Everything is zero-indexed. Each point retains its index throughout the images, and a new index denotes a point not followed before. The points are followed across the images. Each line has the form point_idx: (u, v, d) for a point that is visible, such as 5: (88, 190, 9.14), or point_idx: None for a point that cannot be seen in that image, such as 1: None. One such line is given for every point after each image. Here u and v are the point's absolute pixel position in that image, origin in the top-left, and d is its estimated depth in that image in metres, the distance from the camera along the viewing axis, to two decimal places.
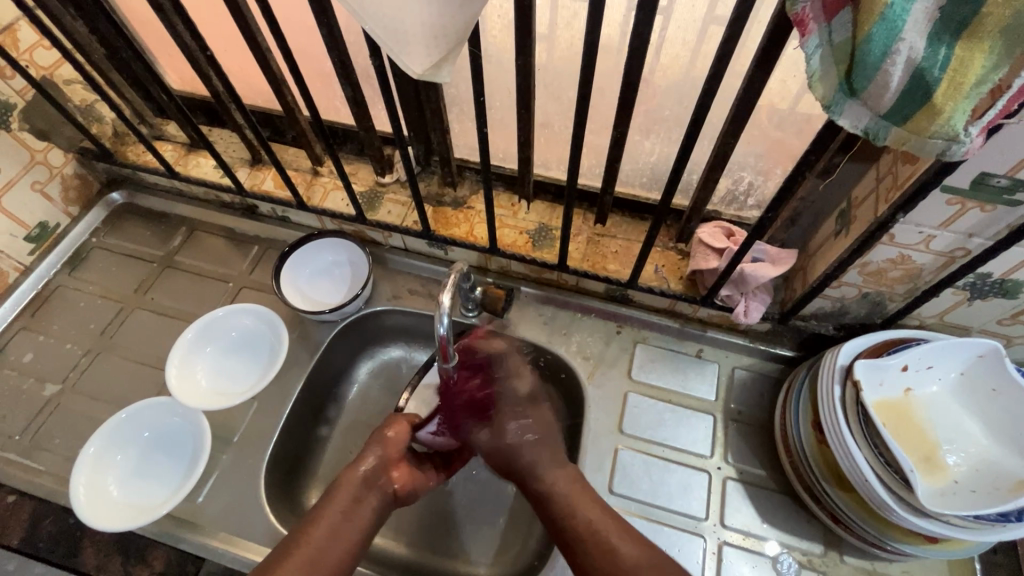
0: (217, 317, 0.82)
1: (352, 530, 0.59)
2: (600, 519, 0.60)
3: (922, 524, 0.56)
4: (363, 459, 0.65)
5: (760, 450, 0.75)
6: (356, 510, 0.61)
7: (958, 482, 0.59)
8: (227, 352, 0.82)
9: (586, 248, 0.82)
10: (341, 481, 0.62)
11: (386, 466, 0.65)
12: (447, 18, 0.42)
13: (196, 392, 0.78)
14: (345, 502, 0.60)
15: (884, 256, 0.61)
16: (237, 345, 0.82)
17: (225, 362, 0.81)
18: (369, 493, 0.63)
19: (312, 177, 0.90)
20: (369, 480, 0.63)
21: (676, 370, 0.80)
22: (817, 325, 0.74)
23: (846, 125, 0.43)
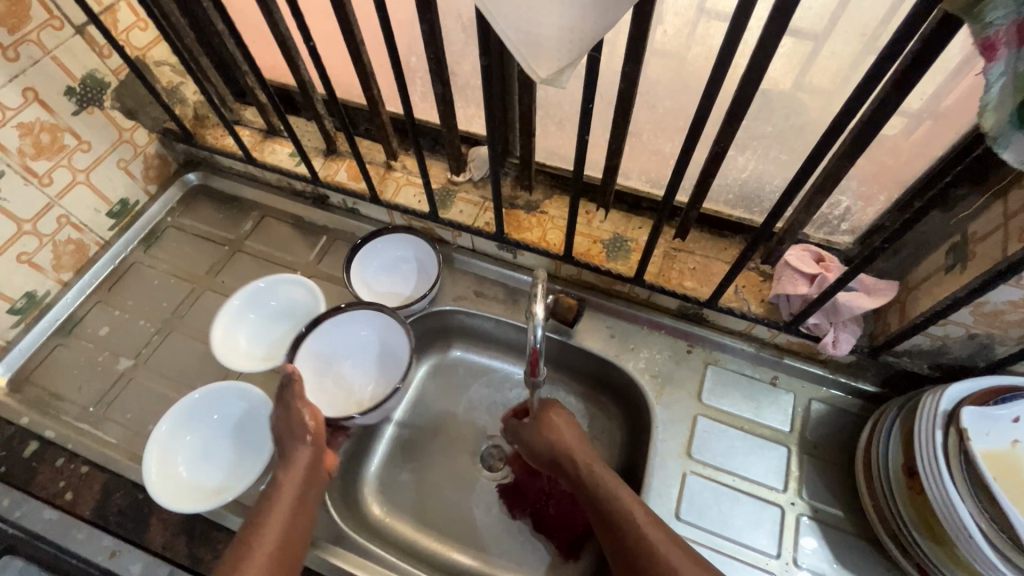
0: (258, 289, 0.82)
1: (302, 523, 0.63)
2: (662, 542, 0.58)
3: None
4: (295, 455, 0.66)
5: (837, 488, 0.71)
6: (300, 510, 0.63)
7: None
8: (269, 323, 0.82)
9: (662, 262, 0.80)
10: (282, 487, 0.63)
11: (319, 459, 0.67)
12: (583, 22, 0.40)
13: (239, 358, 0.78)
14: (292, 500, 0.63)
15: (1005, 298, 0.56)
16: (278, 315, 0.83)
17: (268, 331, 0.82)
18: (311, 487, 0.65)
19: (385, 171, 0.90)
20: (304, 479, 0.65)
21: (748, 397, 0.77)
22: (909, 363, 0.70)
23: (1010, 160, 0.39)
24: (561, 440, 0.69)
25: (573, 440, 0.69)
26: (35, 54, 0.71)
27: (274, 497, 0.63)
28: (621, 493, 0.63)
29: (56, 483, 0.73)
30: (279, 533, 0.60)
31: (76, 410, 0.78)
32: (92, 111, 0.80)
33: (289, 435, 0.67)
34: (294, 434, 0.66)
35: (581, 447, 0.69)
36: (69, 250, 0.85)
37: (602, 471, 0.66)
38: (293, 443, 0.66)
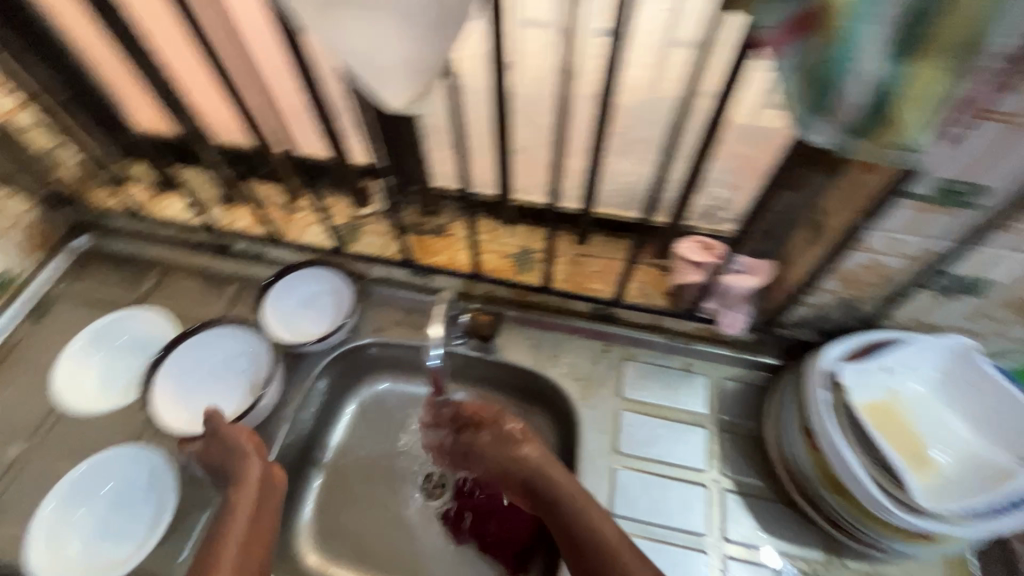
0: (101, 325, 0.81)
1: (261, 536, 0.61)
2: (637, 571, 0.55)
3: (920, 522, 0.57)
4: (249, 466, 0.64)
5: (755, 460, 0.75)
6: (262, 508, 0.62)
7: (948, 479, 0.60)
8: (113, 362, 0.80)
9: (569, 269, 0.84)
10: (234, 505, 0.61)
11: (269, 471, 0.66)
12: (425, 52, 0.42)
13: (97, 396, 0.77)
14: (248, 517, 0.61)
15: (857, 261, 0.63)
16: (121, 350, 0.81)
17: (116, 365, 0.80)
18: (267, 502, 0.63)
19: (289, 213, 0.89)
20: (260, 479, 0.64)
21: (666, 386, 0.81)
22: (799, 332, 0.76)
23: (814, 141, 0.45)
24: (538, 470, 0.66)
25: (548, 465, 0.66)
26: None
27: (229, 518, 0.61)
28: (599, 517, 0.60)
29: None
30: (245, 526, 0.61)
31: None
32: None
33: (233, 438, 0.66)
34: (235, 449, 0.65)
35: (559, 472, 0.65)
36: None
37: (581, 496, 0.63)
38: (242, 459, 0.64)
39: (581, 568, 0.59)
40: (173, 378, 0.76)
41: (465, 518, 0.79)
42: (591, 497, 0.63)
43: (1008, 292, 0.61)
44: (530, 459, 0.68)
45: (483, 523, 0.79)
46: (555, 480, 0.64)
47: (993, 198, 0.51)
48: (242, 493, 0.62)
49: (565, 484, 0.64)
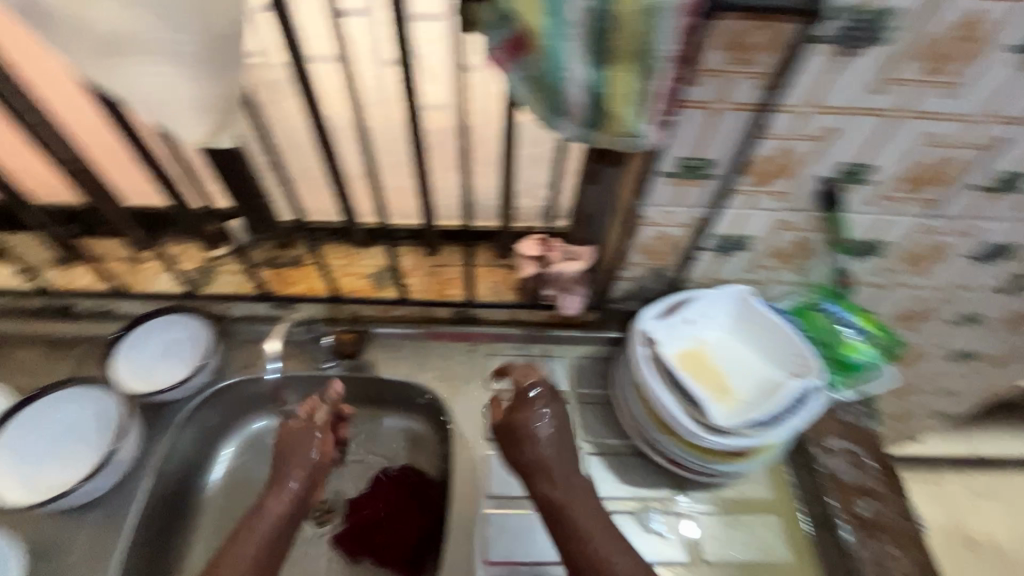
0: None
1: (279, 538, 0.71)
2: (620, 558, 0.62)
3: (721, 441, 0.69)
4: (285, 481, 0.73)
5: (610, 422, 0.84)
6: (285, 528, 0.71)
7: (744, 403, 0.73)
8: None
9: (426, 280, 0.90)
10: (263, 511, 0.71)
11: (306, 484, 0.74)
12: (209, 90, 0.46)
13: None
14: (274, 522, 0.71)
15: (649, 234, 0.75)
16: None
17: None
18: (289, 514, 0.72)
19: (136, 264, 0.88)
20: (292, 500, 0.73)
21: (528, 371, 0.89)
22: (628, 305, 0.88)
23: (564, 138, 0.55)
24: (546, 464, 0.68)
25: (553, 462, 0.68)
26: None
27: (253, 525, 0.70)
28: (585, 513, 0.65)
29: None
30: (268, 529, 0.70)
31: None
32: None
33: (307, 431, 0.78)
34: (294, 460, 0.75)
35: (566, 466, 0.68)
36: None
37: (582, 490, 0.67)
38: (291, 473, 0.74)
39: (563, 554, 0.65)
40: (21, 456, 0.73)
41: (355, 534, 0.81)
42: (588, 492, 0.67)
43: (764, 243, 0.76)
44: (553, 460, 0.68)
45: (371, 538, 0.80)
46: (561, 470, 0.68)
47: (722, 167, 0.65)
48: (272, 504, 0.71)
49: (581, 496, 0.67)
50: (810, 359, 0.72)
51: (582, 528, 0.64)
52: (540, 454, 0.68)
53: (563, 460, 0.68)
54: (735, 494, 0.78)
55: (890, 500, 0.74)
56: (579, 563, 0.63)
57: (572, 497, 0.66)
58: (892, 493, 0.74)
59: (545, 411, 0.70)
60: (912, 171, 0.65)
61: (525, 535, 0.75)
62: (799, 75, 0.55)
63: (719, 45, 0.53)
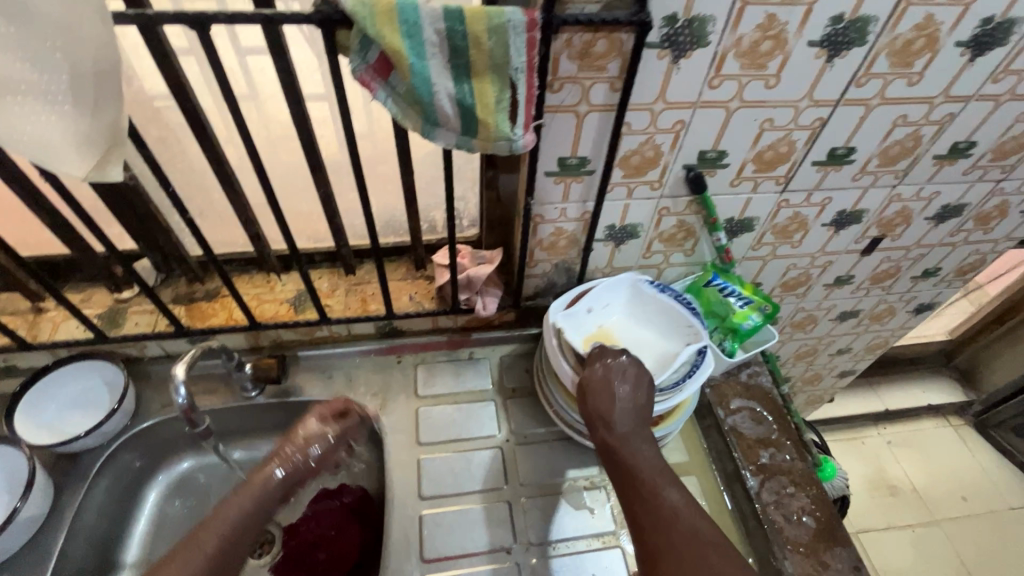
0: None
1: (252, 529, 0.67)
2: (675, 502, 0.63)
3: None
4: (269, 468, 0.70)
5: (536, 412, 0.89)
6: (261, 513, 0.68)
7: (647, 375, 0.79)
8: None
9: (346, 298, 0.92)
10: (237, 494, 0.67)
11: (288, 475, 0.70)
12: (91, 127, 0.49)
13: None
14: (249, 505, 0.67)
15: (548, 231, 0.82)
16: None
17: None
18: (263, 505, 0.68)
19: (36, 315, 0.84)
20: (276, 490, 0.69)
21: (455, 375, 0.92)
22: (542, 301, 0.93)
23: (444, 144, 0.60)
24: (622, 402, 0.69)
25: (639, 395, 0.71)
26: None
27: (219, 512, 0.65)
28: (649, 456, 0.67)
29: None
30: (236, 512, 0.66)
31: None
32: None
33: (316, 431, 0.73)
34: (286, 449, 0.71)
35: (642, 406, 0.70)
36: None
37: (646, 436, 0.69)
38: (278, 461, 0.70)
39: (625, 504, 0.65)
40: None
41: (296, 559, 0.81)
42: (648, 442, 0.68)
43: (650, 229, 0.84)
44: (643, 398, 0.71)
45: (312, 559, 0.80)
46: (617, 420, 0.69)
47: (597, 163, 0.72)
48: (246, 489, 0.67)
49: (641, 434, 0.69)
50: (698, 329, 0.81)
51: (650, 461, 0.67)
52: (615, 392, 0.70)
53: (640, 393, 0.71)
54: None
55: (786, 447, 0.82)
56: (641, 511, 0.63)
57: (636, 437, 0.68)
58: (787, 440, 0.83)
59: (623, 359, 0.72)
60: (758, 152, 0.75)
61: (463, 531, 0.76)
62: (643, 77, 0.64)
63: (570, 55, 0.60)
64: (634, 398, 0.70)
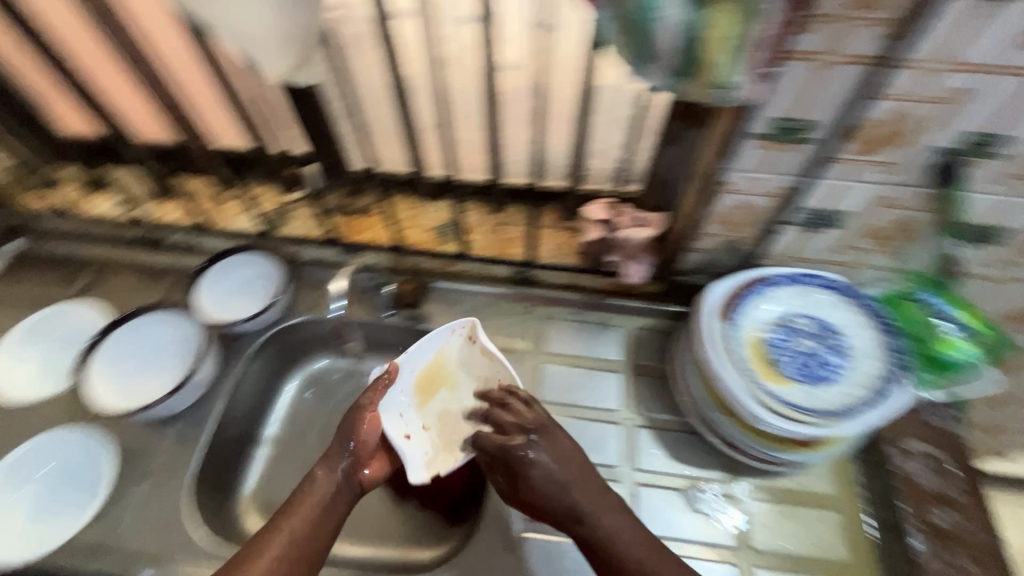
0: (36, 320, 0.83)
1: (333, 517, 0.64)
2: None
3: (793, 412, 0.65)
4: (333, 463, 0.67)
5: (665, 397, 0.82)
6: (332, 506, 0.65)
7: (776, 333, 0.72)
8: (49, 352, 0.82)
9: (489, 237, 0.89)
10: (312, 486, 0.65)
11: (355, 464, 0.68)
12: (298, 16, 0.47)
13: (20, 387, 0.79)
14: (322, 496, 0.65)
15: (731, 202, 0.70)
16: (58, 343, 0.83)
17: (52, 358, 0.81)
18: (337, 500, 0.65)
19: (219, 203, 0.92)
20: (339, 485, 0.66)
21: (584, 338, 0.87)
22: (697, 279, 0.83)
23: (647, 83, 0.52)
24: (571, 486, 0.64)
25: (583, 473, 0.66)
26: None
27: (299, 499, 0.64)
28: (620, 527, 0.62)
29: None
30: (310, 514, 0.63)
31: None
32: None
33: (357, 411, 0.70)
34: (342, 441, 0.68)
35: (591, 479, 0.65)
36: None
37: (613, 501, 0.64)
38: (336, 452, 0.68)
39: None
40: (115, 363, 0.79)
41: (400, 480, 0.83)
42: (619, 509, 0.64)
43: (861, 220, 0.69)
44: (567, 467, 0.65)
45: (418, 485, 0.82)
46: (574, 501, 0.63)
47: (823, 130, 0.58)
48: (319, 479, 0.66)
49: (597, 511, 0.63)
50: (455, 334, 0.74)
51: (620, 545, 0.61)
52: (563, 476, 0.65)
53: (583, 468, 0.66)
54: (793, 486, 0.74)
55: (971, 512, 0.68)
56: None
57: (599, 510, 0.63)
58: (974, 505, 0.69)
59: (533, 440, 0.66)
60: None
61: None
62: (934, 23, 0.48)
63: None
64: (577, 479, 0.65)
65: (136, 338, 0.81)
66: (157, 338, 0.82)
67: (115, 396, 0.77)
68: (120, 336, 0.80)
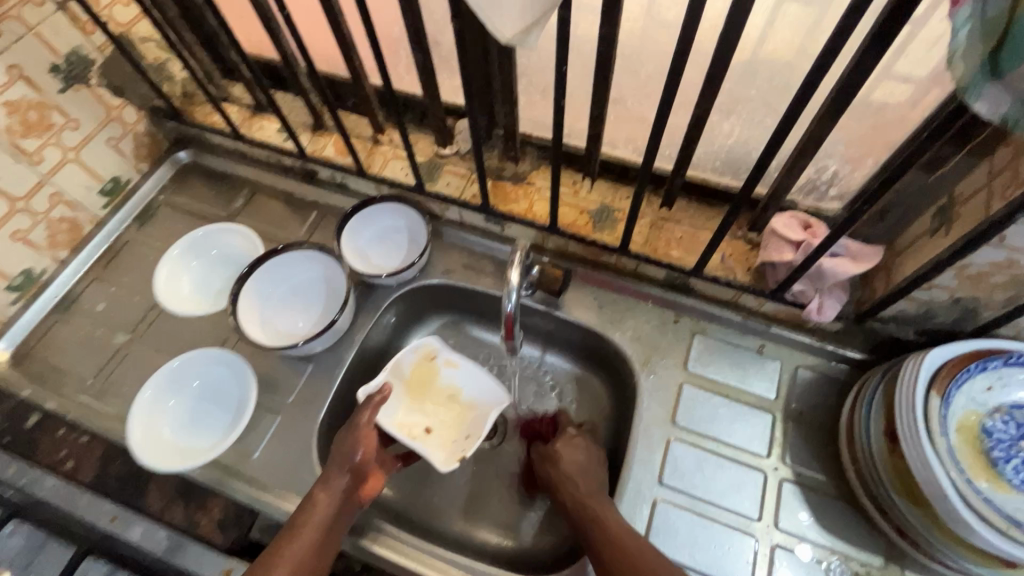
0: (198, 237, 0.87)
1: (333, 535, 0.64)
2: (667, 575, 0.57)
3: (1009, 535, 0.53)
4: (333, 481, 0.65)
5: (820, 454, 0.72)
6: (335, 527, 0.63)
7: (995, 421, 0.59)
8: (207, 270, 0.87)
9: (649, 232, 0.80)
10: (315, 504, 0.63)
11: (356, 484, 0.67)
12: None
13: (179, 298, 0.83)
14: (329, 514, 0.63)
15: (991, 259, 0.55)
16: (215, 262, 0.87)
17: (211, 277, 0.86)
18: (340, 518, 0.64)
19: (373, 145, 0.89)
20: (342, 500, 0.65)
21: (734, 365, 0.77)
22: (895, 329, 0.70)
23: (981, 110, 0.38)
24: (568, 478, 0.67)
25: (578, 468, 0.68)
26: (17, 30, 0.71)
27: (305, 518, 0.62)
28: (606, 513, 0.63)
29: (59, 451, 0.75)
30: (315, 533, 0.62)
31: (76, 384, 0.79)
32: (78, 88, 0.80)
33: (351, 430, 0.69)
34: (341, 459, 0.66)
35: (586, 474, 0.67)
36: (63, 228, 0.85)
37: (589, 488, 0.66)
38: (336, 470, 0.66)
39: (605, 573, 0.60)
40: (262, 294, 0.81)
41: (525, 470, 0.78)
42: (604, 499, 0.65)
43: None
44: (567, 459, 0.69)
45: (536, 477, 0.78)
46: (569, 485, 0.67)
47: None
48: (322, 496, 0.64)
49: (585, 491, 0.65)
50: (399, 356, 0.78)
51: (598, 516, 0.63)
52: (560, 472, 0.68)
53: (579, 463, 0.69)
54: None
55: None
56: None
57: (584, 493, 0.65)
58: None
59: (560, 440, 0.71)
60: None
61: (694, 542, 0.67)
62: None
63: None
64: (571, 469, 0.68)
65: (283, 276, 0.83)
66: (301, 279, 0.84)
67: (258, 326, 0.80)
68: (269, 268, 0.81)
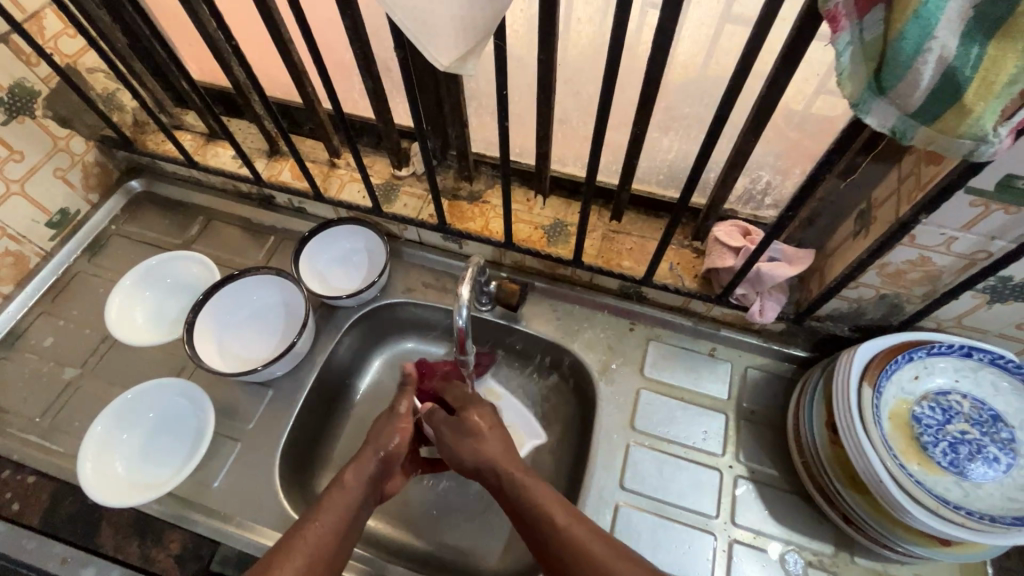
0: (152, 265, 0.85)
1: (356, 523, 0.61)
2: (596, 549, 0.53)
3: (937, 518, 0.57)
4: (364, 463, 0.65)
5: (773, 450, 0.75)
6: (358, 513, 0.62)
7: (920, 406, 0.63)
8: (164, 298, 0.85)
9: (601, 244, 0.83)
10: (344, 484, 0.63)
11: (385, 471, 0.67)
12: (478, 9, 0.42)
13: (131, 329, 0.81)
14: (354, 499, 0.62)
15: (905, 257, 0.60)
16: (171, 290, 0.86)
17: (166, 305, 0.85)
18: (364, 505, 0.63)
19: (329, 169, 0.90)
20: (368, 487, 0.64)
21: (689, 369, 0.80)
22: (832, 327, 0.74)
23: (873, 124, 0.42)
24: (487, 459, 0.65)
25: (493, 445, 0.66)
26: None
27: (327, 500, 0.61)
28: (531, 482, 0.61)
29: (4, 494, 0.72)
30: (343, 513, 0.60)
31: (22, 422, 0.77)
32: (23, 120, 0.79)
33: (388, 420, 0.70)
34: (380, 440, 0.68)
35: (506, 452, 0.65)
36: (7, 263, 0.83)
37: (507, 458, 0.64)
38: (368, 453, 0.66)
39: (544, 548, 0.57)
40: (218, 321, 0.81)
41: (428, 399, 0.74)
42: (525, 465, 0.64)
43: None
44: (548, 504, 0.59)
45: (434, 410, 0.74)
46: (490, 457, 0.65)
47: None
48: (354, 474, 0.64)
49: (543, 505, 0.59)
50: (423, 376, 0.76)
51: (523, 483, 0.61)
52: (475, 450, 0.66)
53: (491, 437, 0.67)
54: None
55: None
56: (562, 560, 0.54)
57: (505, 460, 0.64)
58: None
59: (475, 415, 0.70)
60: None
61: (657, 543, 0.69)
62: None
63: None
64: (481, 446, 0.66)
65: (244, 302, 0.83)
66: (262, 306, 0.84)
67: (216, 351, 0.79)
68: (229, 292, 0.81)
